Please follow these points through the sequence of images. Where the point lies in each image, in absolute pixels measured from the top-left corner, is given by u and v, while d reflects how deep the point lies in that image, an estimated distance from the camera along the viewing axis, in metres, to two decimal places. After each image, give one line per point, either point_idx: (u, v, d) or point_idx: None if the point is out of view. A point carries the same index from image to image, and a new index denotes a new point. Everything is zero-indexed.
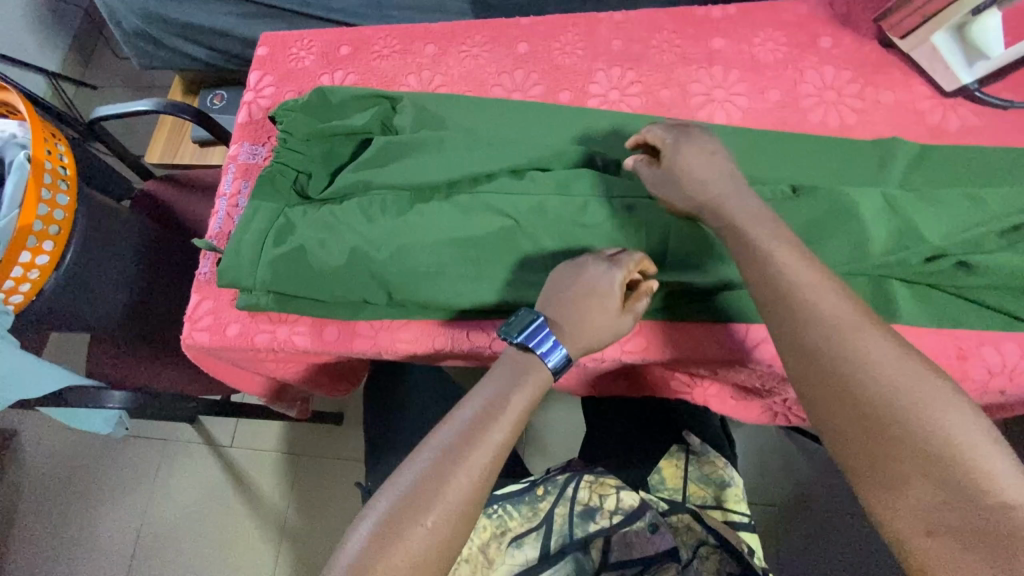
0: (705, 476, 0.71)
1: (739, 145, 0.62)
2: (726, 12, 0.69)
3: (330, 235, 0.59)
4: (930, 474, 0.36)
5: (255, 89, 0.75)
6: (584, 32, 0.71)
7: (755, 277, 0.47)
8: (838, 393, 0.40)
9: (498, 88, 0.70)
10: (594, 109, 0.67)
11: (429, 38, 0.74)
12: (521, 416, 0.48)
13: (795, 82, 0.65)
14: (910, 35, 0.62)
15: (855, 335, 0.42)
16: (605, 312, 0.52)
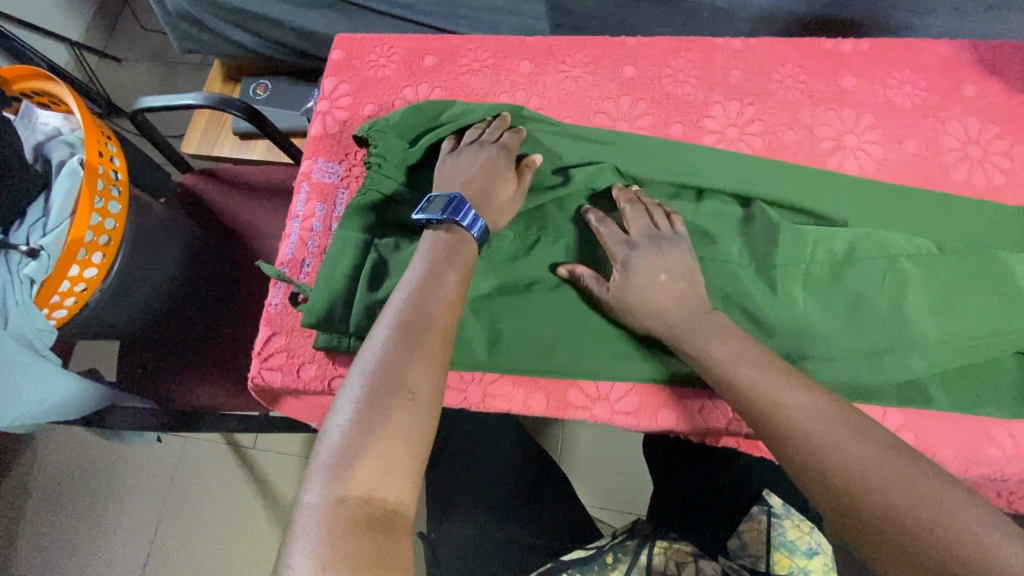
0: (789, 542, 0.63)
1: (880, 203, 0.57)
2: (857, 48, 0.66)
3: None
4: (927, 552, 0.36)
5: (330, 98, 0.68)
6: (697, 58, 0.66)
7: (716, 380, 0.48)
8: (862, 517, 0.38)
9: (601, 116, 0.65)
10: (711, 147, 0.62)
11: (523, 53, 0.68)
12: (461, 291, 0.47)
13: (935, 133, 0.62)
14: None
15: (842, 440, 0.41)
16: (487, 187, 0.53)
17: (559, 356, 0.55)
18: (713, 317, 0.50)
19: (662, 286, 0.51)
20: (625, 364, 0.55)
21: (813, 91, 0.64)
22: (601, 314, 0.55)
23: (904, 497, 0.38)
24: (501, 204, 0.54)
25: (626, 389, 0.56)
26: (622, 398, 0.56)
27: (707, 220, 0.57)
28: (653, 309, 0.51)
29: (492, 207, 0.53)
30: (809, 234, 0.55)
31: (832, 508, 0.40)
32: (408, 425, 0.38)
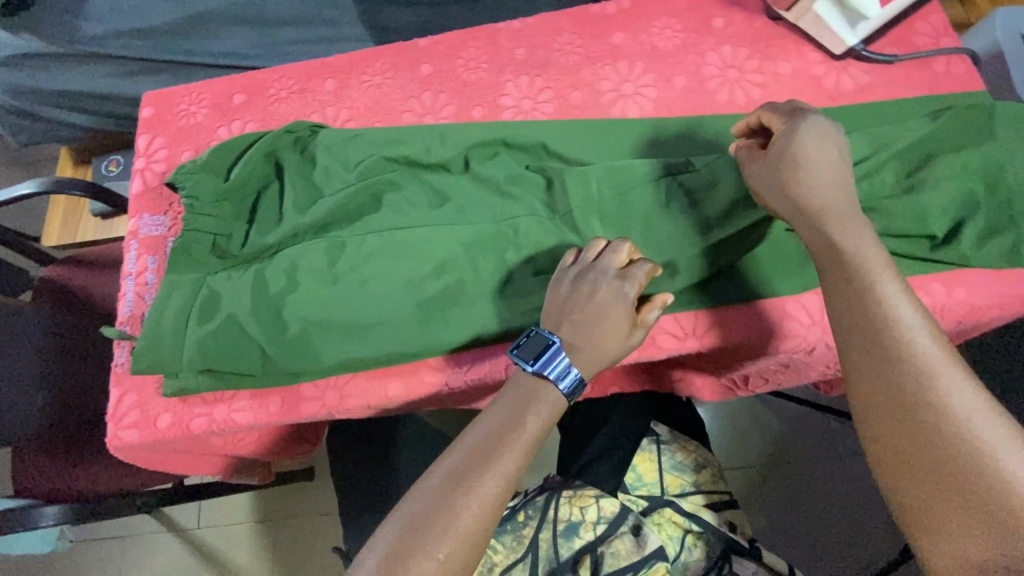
0: (678, 463, 0.78)
1: (652, 137, 0.72)
2: (619, 8, 0.81)
3: (258, 299, 0.63)
4: (974, 519, 0.41)
5: (146, 154, 0.78)
6: (484, 45, 0.79)
7: (851, 321, 0.50)
8: (904, 438, 0.45)
9: (408, 114, 0.76)
10: (509, 119, 0.74)
11: (327, 74, 0.80)
12: (531, 441, 0.55)
13: (698, 66, 0.77)
14: (795, 7, 0.75)
15: (934, 363, 0.47)
16: (601, 325, 0.59)
17: (390, 336, 0.64)
18: (856, 216, 0.55)
19: (812, 189, 0.56)
20: (454, 329, 0.65)
21: (589, 53, 0.78)
22: (417, 299, 0.64)
23: (963, 422, 0.44)
24: (620, 337, 0.60)
25: (466, 359, 0.67)
26: (472, 365, 0.67)
27: (515, 185, 0.69)
28: (820, 206, 0.55)
29: (598, 347, 0.59)
30: (597, 177, 0.68)
31: (888, 421, 0.46)
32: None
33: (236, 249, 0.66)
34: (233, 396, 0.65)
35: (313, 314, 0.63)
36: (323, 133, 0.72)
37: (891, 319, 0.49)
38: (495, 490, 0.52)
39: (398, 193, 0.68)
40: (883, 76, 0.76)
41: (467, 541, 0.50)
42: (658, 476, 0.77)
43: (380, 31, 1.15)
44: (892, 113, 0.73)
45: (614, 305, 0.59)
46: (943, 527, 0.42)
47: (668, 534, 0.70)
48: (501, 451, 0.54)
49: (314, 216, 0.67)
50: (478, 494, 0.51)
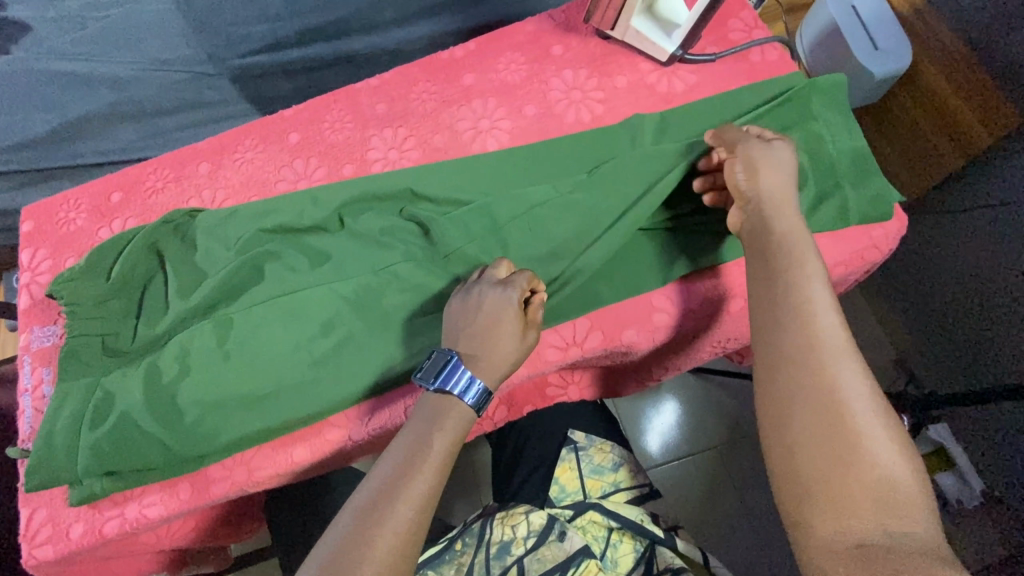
0: (596, 468, 0.92)
1: (507, 164, 0.81)
2: (467, 50, 0.89)
3: (153, 391, 0.69)
4: (841, 466, 0.47)
5: (32, 268, 0.84)
6: (346, 105, 0.88)
7: (767, 293, 0.58)
8: (781, 388, 0.52)
9: (283, 182, 0.85)
10: (378, 172, 0.83)
11: (200, 157, 0.88)
12: (444, 459, 0.60)
13: (544, 93, 0.85)
14: (617, 25, 0.81)
15: (828, 335, 0.53)
16: (492, 334, 0.66)
17: (283, 401, 0.71)
18: (794, 212, 0.64)
19: (765, 177, 0.66)
20: (342, 382, 0.72)
21: (445, 96, 0.87)
22: (298, 369, 0.71)
23: (834, 382, 0.50)
24: (513, 344, 0.67)
25: (365, 411, 0.74)
26: (373, 414, 0.74)
27: (391, 233, 0.77)
28: (768, 192, 0.65)
29: (493, 355, 0.66)
30: (462, 215, 0.77)
31: (775, 375, 0.53)
32: None
33: (128, 344, 0.74)
34: (145, 492, 0.72)
35: (210, 393, 0.70)
36: (205, 219, 0.80)
37: (795, 287, 0.57)
38: (411, 517, 0.55)
39: (281, 263, 0.76)
40: (710, 71, 0.83)
41: (391, 565, 0.52)
42: (579, 482, 0.91)
43: (265, 101, 1.19)
44: (724, 107, 0.79)
45: (502, 311, 0.67)
46: (796, 462, 0.49)
47: (592, 534, 0.79)
48: (412, 477, 0.58)
49: (201, 299, 0.74)
50: (392, 518, 0.54)
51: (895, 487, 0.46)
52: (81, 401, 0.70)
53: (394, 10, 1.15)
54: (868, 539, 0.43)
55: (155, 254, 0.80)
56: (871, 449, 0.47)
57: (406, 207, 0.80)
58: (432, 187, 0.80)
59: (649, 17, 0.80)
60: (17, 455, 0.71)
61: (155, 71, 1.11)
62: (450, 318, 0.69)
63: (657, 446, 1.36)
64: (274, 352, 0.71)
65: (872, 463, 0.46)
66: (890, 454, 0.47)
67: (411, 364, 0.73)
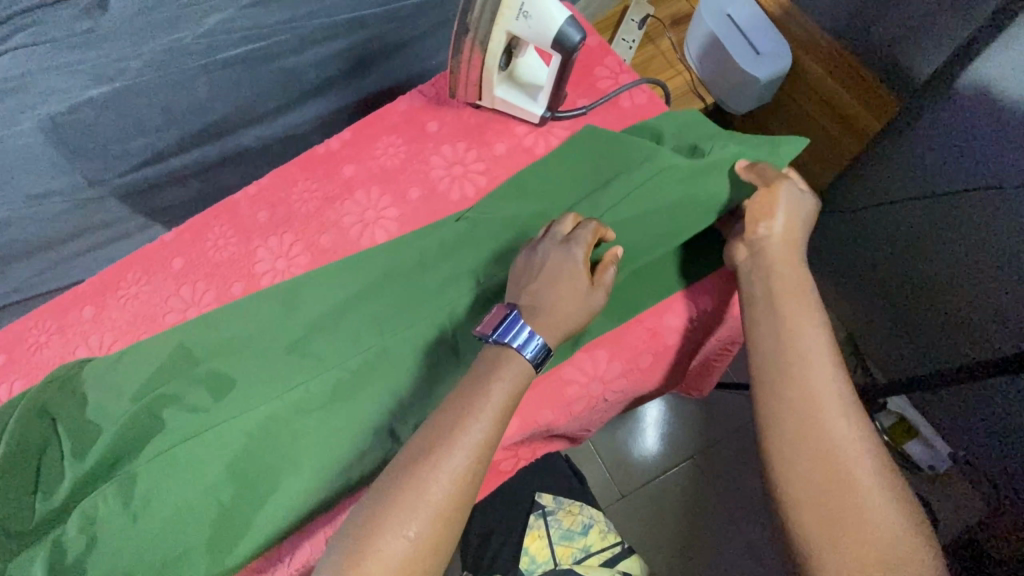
0: (565, 533, 0.90)
1: (397, 249, 0.79)
2: (343, 141, 0.87)
3: (59, 573, 0.66)
4: (843, 512, 0.52)
5: None
6: (227, 218, 0.85)
7: (784, 337, 0.62)
8: (785, 422, 0.58)
9: (172, 312, 0.81)
10: (269, 286, 0.80)
11: (84, 301, 0.84)
12: (501, 410, 0.59)
13: (426, 173, 0.83)
14: (482, 96, 0.81)
15: (826, 387, 0.59)
16: (570, 288, 0.66)
17: (198, 559, 0.66)
18: (797, 260, 0.68)
19: (779, 226, 0.68)
20: (259, 527, 0.67)
21: (327, 193, 0.84)
22: (206, 522, 0.66)
23: (835, 436, 0.56)
24: (575, 307, 0.66)
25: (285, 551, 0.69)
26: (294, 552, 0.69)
27: (289, 351, 0.73)
28: (776, 236, 0.68)
29: (557, 317, 0.65)
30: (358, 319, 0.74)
31: (783, 426, 0.58)
32: (400, 561, 0.52)
33: (26, 525, 0.69)
34: None
35: (117, 566, 0.65)
36: (93, 370, 0.76)
37: (807, 337, 0.62)
38: (450, 488, 0.55)
39: (180, 406, 0.72)
40: (584, 123, 0.82)
41: (431, 537, 0.53)
42: (549, 551, 0.89)
43: (158, 212, 1.19)
44: (606, 157, 0.78)
45: (567, 266, 0.66)
46: (799, 504, 0.54)
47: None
48: (458, 437, 0.57)
49: (98, 461, 0.70)
50: (433, 487, 0.54)
51: (892, 536, 0.51)
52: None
53: (275, 100, 1.13)
54: None
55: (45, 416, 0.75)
56: (870, 497, 0.52)
57: (300, 317, 0.76)
58: (325, 293, 0.77)
59: (510, 85, 0.79)
60: None
61: None
62: (513, 275, 0.69)
63: (631, 473, 1.34)
64: (179, 507, 0.67)
65: (872, 507, 0.52)
66: (890, 509, 0.52)
67: (331, 489, 0.69)
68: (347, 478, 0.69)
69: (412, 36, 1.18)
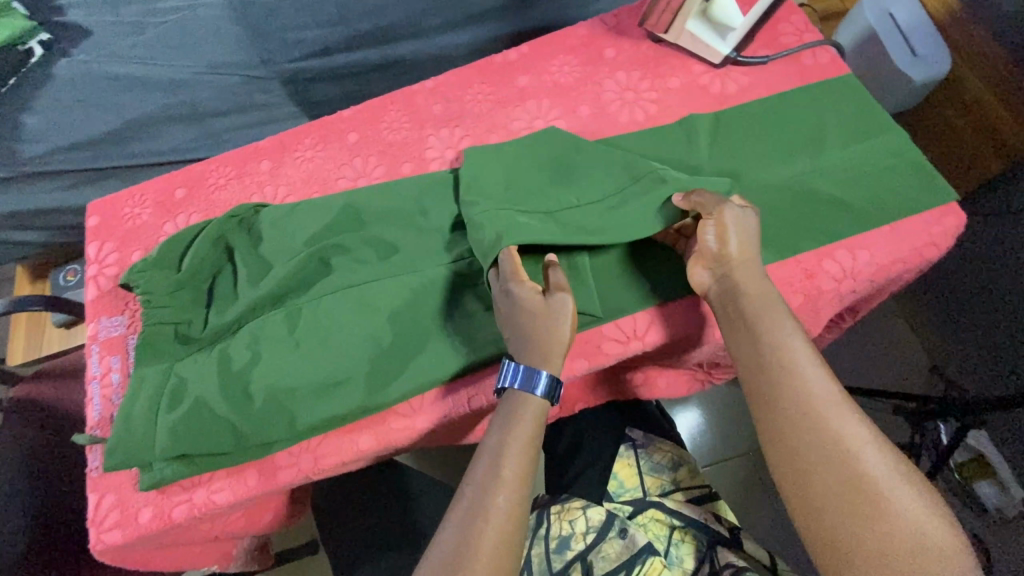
0: (655, 466, 0.92)
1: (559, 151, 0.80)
2: (520, 53, 0.91)
3: (227, 376, 0.71)
4: (872, 522, 0.52)
5: (99, 260, 0.87)
6: (403, 105, 0.91)
7: (752, 363, 0.62)
8: (794, 435, 0.57)
9: (343, 179, 0.87)
10: (436, 170, 0.85)
11: (262, 156, 0.90)
12: (528, 439, 0.62)
13: (599, 94, 0.87)
14: (671, 27, 0.83)
15: (823, 394, 0.58)
16: (537, 319, 0.64)
17: (354, 389, 0.71)
18: (762, 279, 0.65)
19: (735, 246, 0.66)
20: (409, 374, 0.71)
21: (500, 98, 0.89)
22: (365, 358, 0.71)
23: (842, 436, 0.55)
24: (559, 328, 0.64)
25: (427, 400, 0.72)
26: (434, 405, 0.73)
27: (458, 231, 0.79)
28: (740, 256, 0.66)
29: (540, 342, 0.64)
30: None
31: (778, 436, 0.58)
32: None
33: (200, 333, 0.76)
34: (212, 478, 0.72)
35: (281, 381, 0.71)
36: (271, 213, 0.82)
37: (787, 348, 0.60)
38: (503, 525, 0.58)
39: (348, 258, 0.78)
40: (763, 71, 0.84)
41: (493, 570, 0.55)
42: (638, 479, 0.92)
43: (312, 104, 1.23)
44: (784, 108, 0.81)
45: (512, 308, 0.65)
46: (819, 510, 0.54)
47: (655, 532, 0.83)
48: (500, 481, 0.60)
49: (271, 290, 0.76)
50: (491, 527, 0.57)
51: (925, 536, 0.51)
52: (157, 387, 0.71)
53: (439, 17, 1.18)
54: None
55: (222, 247, 0.82)
56: (872, 466, 0.54)
57: None
58: None
59: (704, 19, 0.82)
60: (86, 440, 0.73)
61: (212, 75, 1.15)
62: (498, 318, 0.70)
63: None
64: (342, 339, 0.72)
65: (899, 512, 0.52)
66: (912, 506, 0.52)
67: (478, 356, 0.72)
68: (496, 349, 0.72)
69: None
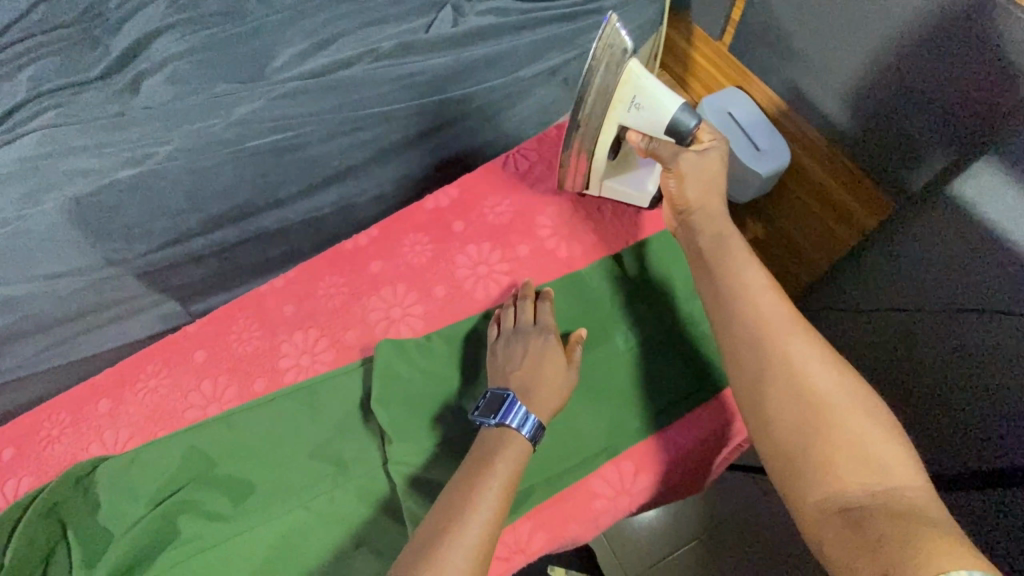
0: None
1: (419, 348, 0.78)
2: (370, 238, 0.90)
3: None
4: (820, 439, 0.54)
5: None
6: (252, 312, 0.86)
7: (715, 302, 0.65)
8: (748, 356, 0.60)
9: (192, 409, 0.80)
10: (292, 382, 0.80)
11: (99, 394, 0.82)
12: (510, 474, 0.61)
13: (452, 272, 0.86)
14: (591, 185, 0.86)
15: (780, 317, 0.61)
16: (558, 364, 0.71)
17: None
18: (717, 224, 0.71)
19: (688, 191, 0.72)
20: None
21: (353, 289, 0.86)
22: None
23: (802, 367, 0.57)
24: (556, 363, 0.71)
25: None
26: None
27: (321, 456, 0.73)
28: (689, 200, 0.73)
29: (547, 386, 0.69)
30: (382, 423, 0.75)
31: (750, 373, 0.60)
32: None
33: None
34: None
35: None
36: (108, 470, 0.74)
37: (738, 279, 0.65)
38: (466, 560, 0.52)
39: (198, 513, 0.70)
40: (603, 230, 0.87)
41: None
42: None
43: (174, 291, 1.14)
44: (626, 269, 0.83)
45: (544, 349, 0.72)
46: (778, 432, 0.56)
47: None
48: (470, 515, 0.56)
49: (111, 571, 0.66)
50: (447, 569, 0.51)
51: (879, 453, 0.51)
52: None
53: (296, 185, 1.15)
54: (850, 501, 0.50)
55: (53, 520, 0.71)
56: (822, 391, 0.56)
57: (325, 420, 0.75)
58: (352, 394, 0.77)
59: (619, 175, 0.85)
60: None
61: (51, 286, 1.05)
62: (497, 353, 0.74)
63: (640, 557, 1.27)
64: None
65: (859, 439, 0.52)
66: (866, 423, 0.53)
67: None
68: None
69: (431, 129, 1.20)
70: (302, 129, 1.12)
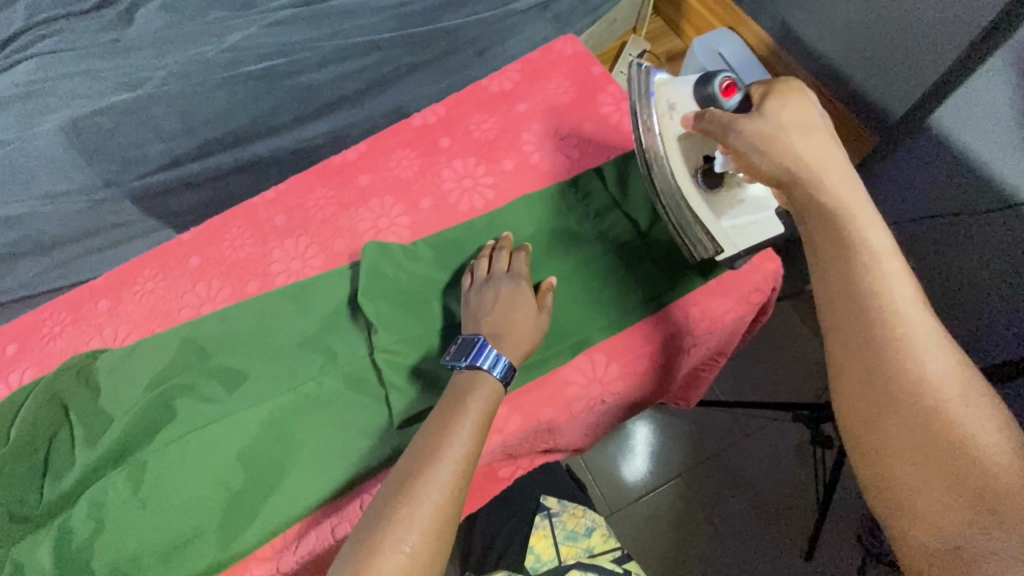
0: (570, 534, 0.96)
1: (405, 250, 0.81)
2: (358, 153, 0.92)
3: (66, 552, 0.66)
4: (935, 459, 0.44)
5: None
6: (243, 221, 0.89)
7: (821, 279, 0.54)
8: (853, 346, 0.50)
9: (186, 308, 0.84)
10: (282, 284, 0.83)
11: (98, 296, 0.86)
12: (482, 414, 0.63)
13: (438, 184, 0.89)
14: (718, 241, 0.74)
15: (904, 308, 0.50)
16: (528, 315, 0.72)
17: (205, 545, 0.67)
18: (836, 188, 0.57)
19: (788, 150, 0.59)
20: (265, 518, 0.69)
21: (342, 200, 0.89)
22: (218, 509, 0.68)
23: (926, 370, 0.47)
24: (526, 311, 0.72)
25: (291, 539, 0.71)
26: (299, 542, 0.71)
27: (310, 347, 0.77)
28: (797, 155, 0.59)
29: (519, 335, 0.70)
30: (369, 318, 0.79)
31: (853, 368, 0.50)
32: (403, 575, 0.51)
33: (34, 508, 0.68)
34: None
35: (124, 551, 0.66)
36: (107, 359, 0.78)
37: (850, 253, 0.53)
38: (441, 497, 0.55)
39: (193, 396, 0.74)
40: (585, 145, 0.89)
41: (427, 550, 0.53)
42: (554, 550, 0.95)
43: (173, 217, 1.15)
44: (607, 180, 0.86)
45: (515, 298, 0.73)
46: (878, 440, 0.47)
47: None
48: (442, 452, 0.58)
49: (113, 444, 0.70)
50: (422, 508, 0.54)
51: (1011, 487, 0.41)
52: None
53: (290, 113, 1.16)
54: (965, 543, 0.41)
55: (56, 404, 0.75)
56: (946, 402, 0.45)
57: (314, 316, 0.79)
58: (340, 293, 0.80)
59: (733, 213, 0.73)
60: None
61: (51, 205, 1.07)
62: (467, 302, 0.75)
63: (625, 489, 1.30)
64: (194, 489, 0.68)
65: (986, 466, 0.42)
66: (993, 447, 0.43)
67: (338, 483, 0.71)
68: (362, 468, 0.72)
69: (423, 61, 1.23)
70: (299, 56, 1.16)
